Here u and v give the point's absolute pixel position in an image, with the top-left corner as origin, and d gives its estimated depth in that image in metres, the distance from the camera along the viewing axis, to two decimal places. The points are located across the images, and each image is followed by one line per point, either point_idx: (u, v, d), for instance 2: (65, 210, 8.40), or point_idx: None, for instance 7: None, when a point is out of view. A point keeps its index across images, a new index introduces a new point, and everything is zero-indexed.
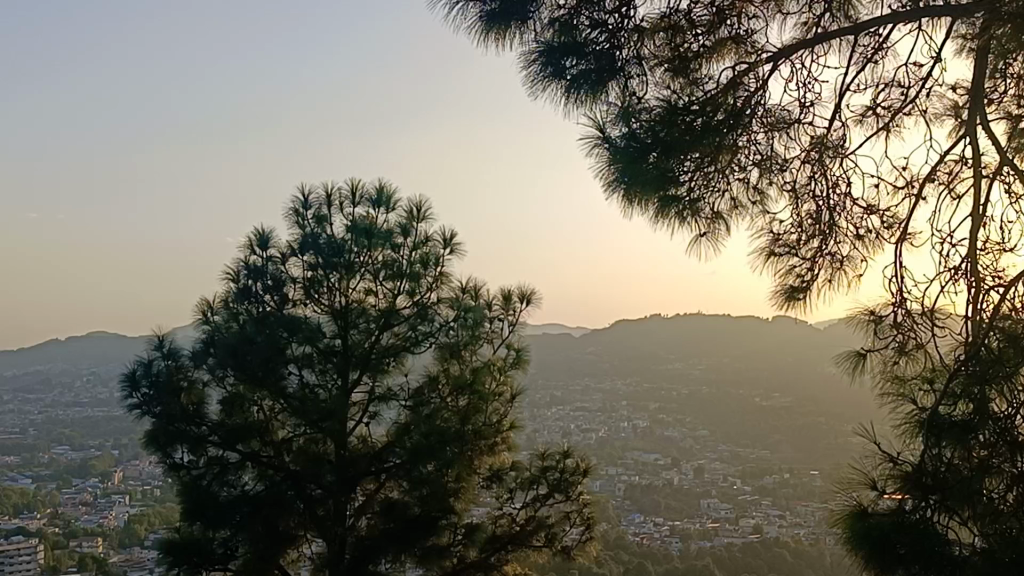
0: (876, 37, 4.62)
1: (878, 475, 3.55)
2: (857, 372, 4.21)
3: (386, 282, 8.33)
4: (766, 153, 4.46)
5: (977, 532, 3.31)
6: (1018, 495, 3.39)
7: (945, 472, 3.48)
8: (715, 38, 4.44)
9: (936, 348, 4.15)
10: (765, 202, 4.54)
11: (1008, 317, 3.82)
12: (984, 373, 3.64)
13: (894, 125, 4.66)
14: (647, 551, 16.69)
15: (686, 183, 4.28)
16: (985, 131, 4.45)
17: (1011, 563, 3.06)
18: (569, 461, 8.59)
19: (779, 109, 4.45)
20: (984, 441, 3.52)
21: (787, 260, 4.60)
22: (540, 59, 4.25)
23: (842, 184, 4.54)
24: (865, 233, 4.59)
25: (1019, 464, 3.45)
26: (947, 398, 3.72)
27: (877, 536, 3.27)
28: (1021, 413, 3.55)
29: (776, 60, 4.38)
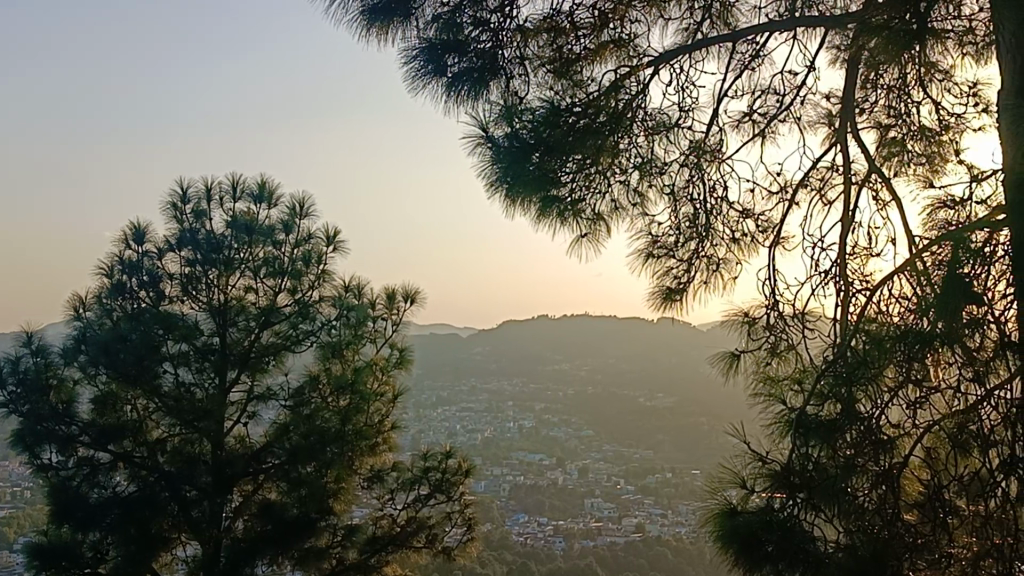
0: (753, 44, 4.72)
1: (748, 475, 3.70)
2: (731, 372, 4.25)
3: (267, 279, 8.20)
4: (647, 155, 4.47)
5: (841, 529, 3.45)
6: (881, 494, 3.45)
7: (812, 471, 3.59)
8: (597, 41, 4.48)
9: (806, 350, 4.27)
10: (646, 204, 4.60)
11: (874, 320, 3.91)
12: (851, 375, 3.76)
13: (770, 131, 4.77)
14: (531, 551, 16.74)
15: (568, 185, 4.31)
16: (855, 140, 4.59)
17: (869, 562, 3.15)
18: (451, 461, 8.66)
19: (658, 113, 4.53)
20: (848, 441, 3.62)
21: (664, 262, 4.67)
22: (420, 55, 4.15)
23: (719, 188, 4.63)
24: (741, 236, 4.68)
25: (881, 463, 3.52)
26: (816, 398, 3.85)
27: (743, 534, 3.38)
28: (885, 413, 3.60)
29: (657, 64, 4.44)
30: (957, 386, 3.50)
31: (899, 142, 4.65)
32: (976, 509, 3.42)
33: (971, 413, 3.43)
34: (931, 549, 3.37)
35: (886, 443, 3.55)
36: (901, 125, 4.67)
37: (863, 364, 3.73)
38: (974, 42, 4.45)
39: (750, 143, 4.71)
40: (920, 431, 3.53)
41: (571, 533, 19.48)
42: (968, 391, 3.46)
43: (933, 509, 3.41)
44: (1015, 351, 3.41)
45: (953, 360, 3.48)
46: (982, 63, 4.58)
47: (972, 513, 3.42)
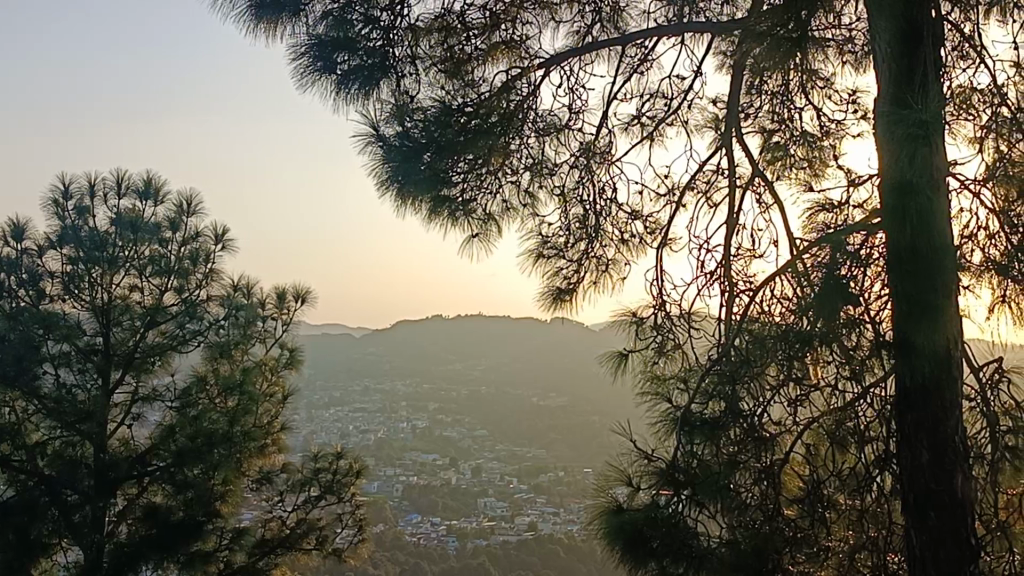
0: (642, 48, 4.79)
1: (634, 471, 3.66)
2: (619, 372, 4.34)
3: (153, 277, 8.02)
4: (537, 157, 4.57)
5: (724, 525, 3.53)
6: (763, 491, 3.60)
7: (696, 467, 3.65)
8: (489, 42, 4.49)
9: (693, 348, 4.34)
10: (536, 205, 4.65)
11: (756, 318, 4.02)
12: (734, 372, 3.86)
13: (657, 134, 4.86)
14: (423, 551, 16.69)
15: (459, 184, 4.31)
16: (740, 144, 4.67)
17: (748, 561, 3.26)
18: (342, 462, 8.77)
19: (549, 115, 4.60)
20: (731, 439, 3.71)
21: (554, 262, 4.70)
22: (310, 52, 4.07)
23: (608, 189, 4.69)
24: (629, 237, 4.75)
25: (763, 460, 3.65)
26: (701, 397, 3.91)
27: (631, 529, 3.36)
28: (767, 410, 3.75)
29: (548, 67, 4.48)
30: (835, 385, 3.73)
31: (782, 146, 4.77)
32: (851, 502, 3.73)
33: (847, 411, 3.66)
34: (808, 542, 3.53)
35: (768, 440, 3.69)
36: (784, 130, 4.78)
37: (746, 362, 3.86)
38: (853, 52, 4.68)
39: (639, 145, 4.80)
40: (800, 428, 3.70)
41: (463, 532, 19.49)
42: (845, 389, 3.71)
43: (812, 504, 3.62)
44: (886, 350, 3.57)
45: (832, 359, 3.71)
46: (860, 72, 4.80)
47: (849, 506, 3.74)
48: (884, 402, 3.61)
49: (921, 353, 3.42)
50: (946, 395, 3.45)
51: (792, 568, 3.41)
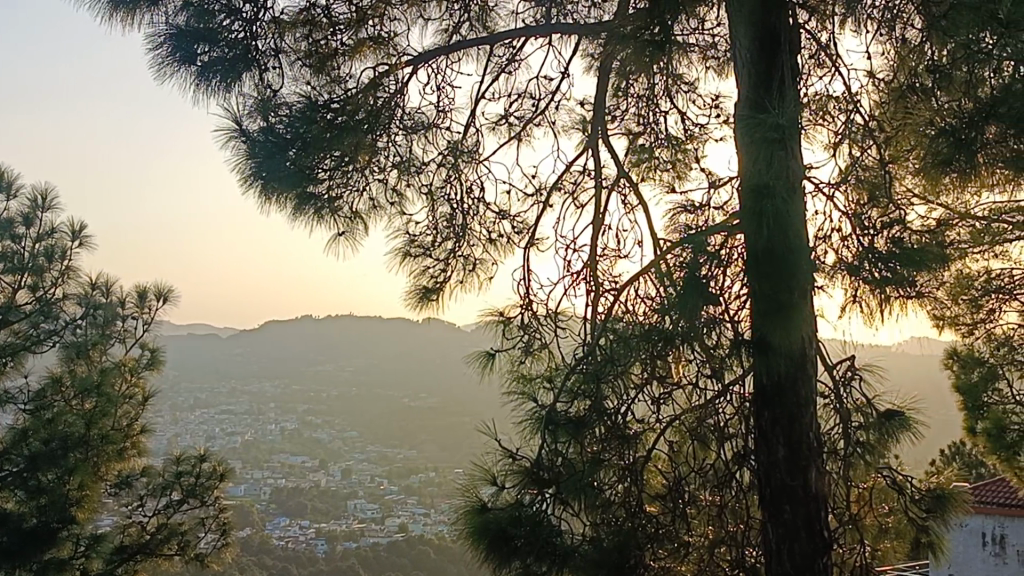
0: (510, 47, 4.81)
1: (498, 471, 3.65)
2: (486, 372, 4.24)
3: (6, 275, 7.62)
4: (405, 155, 4.54)
5: (587, 523, 3.54)
6: (626, 488, 3.67)
7: (560, 465, 3.66)
8: (356, 38, 4.43)
9: (559, 348, 4.34)
10: (403, 203, 4.60)
11: (621, 317, 4.07)
12: (598, 372, 3.90)
13: (525, 134, 4.88)
14: (292, 555, 16.41)
15: (325, 181, 4.24)
16: (605, 146, 4.75)
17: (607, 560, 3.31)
18: (205, 465, 8.56)
19: (417, 112, 4.57)
20: (595, 438, 3.76)
21: (421, 261, 4.65)
22: (168, 42, 3.99)
23: (475, 189, 4.70)
24: (497, 237, 4.76)
25: (626, 457, 3.76)
26: (565, 396, 3.93)
27: (495, 529, 3.36)
28: (630, 409, 3.83)
29: (416, 64, 4.45)
30: (696, 382, 3.80)
31: (647, 149, 4.86)
32: (712, 499, 3.79)
33: (708, 408, 3.77)
34: (670, 539, 3.62)
35: (631, 438, 3.80)
36: (650, 134, 4.86)
37: (610, 362, 3.89)
38: (717, 57, 4.80)
39: (507, 144, 4.80)
40: (664, 425, 3.82)
41: (333, 534, 19.27)
42: (706, 386, 3.78)
43: (673, 501, 3.71)
44: (745, 348, 3.66)
45: (693, 357, 3.75)
46: (722, 77, 4.91)
47: (708, 502, 3.79)
48: (743, 400, 3.75)
49: (778, 351, 3.55)
50: (801, 392, 3.63)
51: (654, 563, 3.53)
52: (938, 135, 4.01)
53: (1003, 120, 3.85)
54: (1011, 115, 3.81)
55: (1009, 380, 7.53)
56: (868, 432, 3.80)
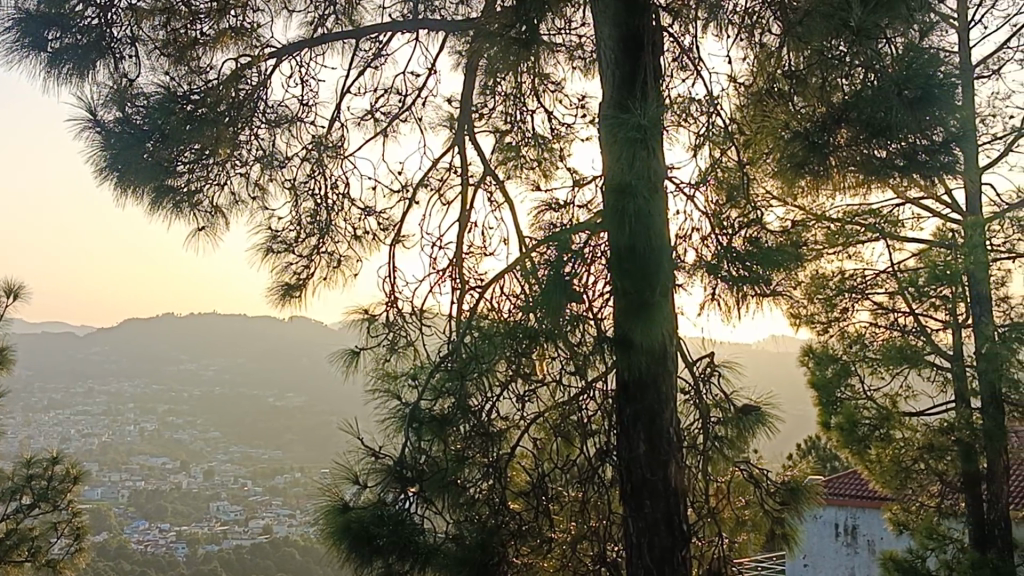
0: (376, 42, 4.76)
1: (360, 470, 3.58)
2: (349, 371, 4.18)
3: None
4: (268, 150, 4.43)
5: (451, 520, 3.56)
6: (490, 486, 3.69)
7: (423, 464, 3.64)
8: (217, 28, 4.31)
9: (424, 345, 4.31)
10: (266, 198, 4.50)
11: (484, 316, 4.03)
12: (462, 369, 3.80)
13: (391, 130, 4.84)
14: (150, 559, 15.99)
15: (184, 176, 4.15)
16: (472, 143, 4.77)
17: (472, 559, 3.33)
18: (57, 469, 8.27)
19: (280, 106, 4.47)
20: (459, 435, 3.75)
21: (284, 257, 4.56)
22: (15, 28, 3.78)
23: (340, 184, 4.64)
24: (363, 233, 4.72)
25: (490, 455, 3.75)
26: (428, 393, 3.84)
27: (356, 527, 3.32)
28: (493, 406, 3.80)
29: (279, 56, 4.37)
30: (559, 379, 3.82)
31: (514, 147, 4.83)
32: (576, 495, 3.86)
33: (573, 405, 3.83)
34: (534, 535, 3.67)
35: (494, 435, 3.79)
36: (517, 131, 4.88)
37: (473, 360, 3.79)
38: (584, 57, 4.81)
39: (372, 140, 4.77)
40: (528, 422, 3.88)
41: (195, 537, 18.84)
42: (570, 383, 3.82)
43: (537, 497, 3.74)
44: (608, 346, 3.73)
45: (558, 355, 3.75)
46: (590, 78, 4.95)
47: (572, 498, 3.85)
48: (605, 396, 3.85)
49: (639, 348, 3.66)
50: (661, 388, 3.79)
51: (516, 559, 3.59)
52: (792, 138, 4.14)
53: (854, 124, 3.97)
54: (860, 120, 3.91)
55: (862, 376, 8.01)
56: (726, 427, 3.92)
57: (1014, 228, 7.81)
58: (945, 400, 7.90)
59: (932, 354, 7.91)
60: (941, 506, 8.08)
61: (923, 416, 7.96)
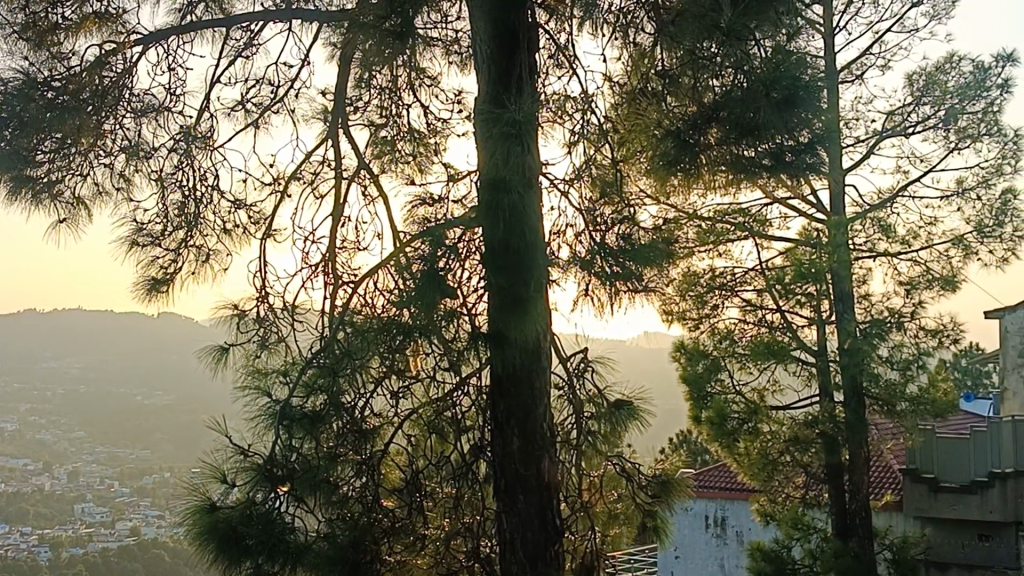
0: (247, 31, 4.67)
1: (228, 468, 3.51)
2: (218, 368, 4.08)
3: None
4: (134, 140, 4.26)
5: (322, 519, 3.57)
6: (363, 483, 3.70)
7: (294, 463, 3.55)
8: (79, 13, 4.15)
9: (295, 342, 4.20)
10: (131, 189, 4.35)
11: (358, 312, 3.92)
12: (334, 366, 3.72)
13: (262, 122, 4.75)
14: (9, 564, 15.39)
15: (44, 166, 4.00)
16: (345, 136, 4.70)
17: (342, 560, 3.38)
18: None
19: (145, 94, 4.31)
20: (331, 433, 3.67)
21: (151, 251, 4.44)
22: None
23: (209, 176, 4.51)
24: (233, 227, 4.61)
25: (363, 452, 3.72)
26: (300, 390, 3.72)
27: (223, 528, 3.27)
28: (366, 403, 3.73)
29: (146, 44, 4.24)
30: (434, 375, 3.78)
31: (389, 141, 4.81)
32: (449, 491, 3.91)
33: (446, 402, 3.82)
34: (407, 532, 3.73)
35: (368, 432, 3.75)
36: (392, 126, 4.84)
37: (347, 356, 3.73)
38: (459, 52, 4.83)
39: (243, 132, 4.68)
40: (401, 419, 3.83)
41: (58, 540, 18.22)
42: (444, 378, 3.78)
43: (411, 494, 3.78)
44: (484, 343, 3.73)
45: (431, 351, 3.72)
46: (465, 74, 4.90)
47: (445, 494, 3.91)
48: (479, 392, 3.86)
49: (513, 344, 3.71)
50: (534, 384, 3.91)
51: (389, 557, 3.67)
52: (665, 136, 4.20)
53: (723, 124, 4.03)
54: (729, 119, 3.98)
55: (731, 371, 8.30)
56: (599, 423, 3.98)
57: (875, 228, 8.10)
58: (809, 395, 8.14)
59: (797, 350, 8.10)
60: (805, 496, 8.34)
61: (789, 410, 8.22)
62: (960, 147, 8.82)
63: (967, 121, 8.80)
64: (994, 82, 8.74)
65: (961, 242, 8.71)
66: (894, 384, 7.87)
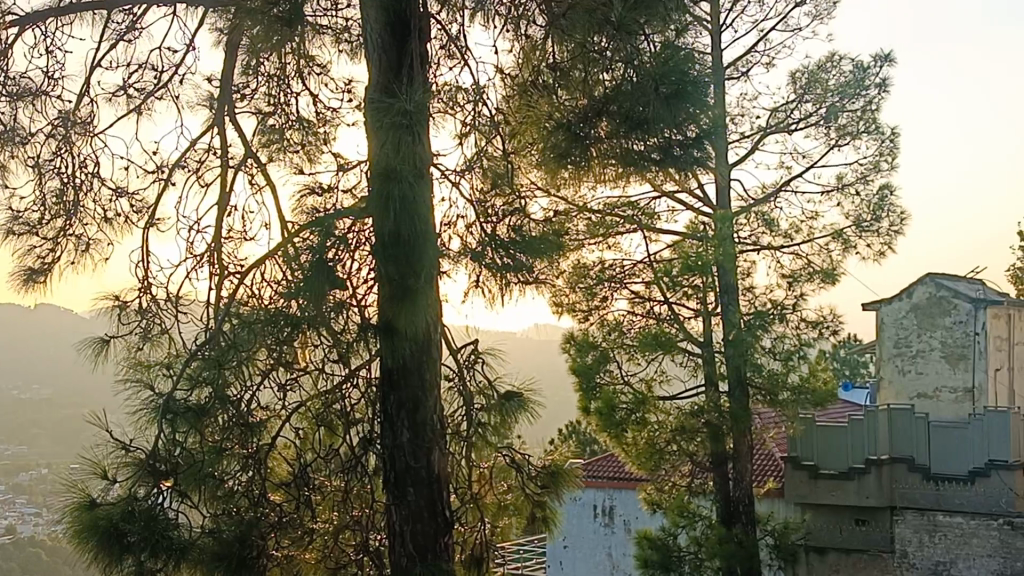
0: (130, 15, 4.55)
1: (109, 464, 3.47)
2: (99, 361, 3.88)
3: None
4: (8, 125, 4.14)
5: (207, 514, 3.56)
6: (249, 477, 3.67)
7: (178, 457, 3.54)
8: None
9: (180, 335, 4.05)
10: (6, 176, 4.20)
11: (245, 302, 3.84)
12: (219, 357, 3.66)
13: (146, 108, 4.66)
14: None
15: None
16: (232, 123, 4.61)
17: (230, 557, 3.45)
18: None
19: (22, 77, 4.16)
20: (216, 426, 3.63)
21: (28, 240, 4.30)
22: None
23: (89, 163, 4.40)
24: (113, 216, 4.48)
25: (249, 446, 3.69)
26: (183, 382, 3.66)
27: (106, 527, 3.25)
28: (251, 395, 3.68)
29: (23, 26, 4.09)
30: (322, 367, 3.75)
31: (277, 130, 4.73)
32: (338, 484, 3.85)
33: (335, 394, 3.76)
34: (294, 527, 3.69)
35: (254, 425, 3.71)
36: (280, 114, 4.75)
37: (233, 348, 3.67)
38: (349, 41, 4.79)
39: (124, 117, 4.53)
40: (288, 412, 3.76)
41: None
42: (333, 370, 3.75)
43: (298, 488, 3.74)
44: (372, 333, 3.72)
45: (320, 343, 3.70)
46: (355, 63, 4.84)
47: (333, 487, 3.85)
48: (368, 384, 3.83)
49: (404, 335, 3.66)
50: (424, 375, 3.89)
51: (275, 553, 3.62)
52: (557, 127, 4.28)
53: (613, 117, 4.14)
54: (620, 112, 4.10)
55: (619, 362, 8.39)
56: (490, 415, 3.97)
57: (759, 222, 8.28)
58: (695, 386, 8.28)
59: (683, 342, 8.26)
60: (691, 485, 8.51)
61: (676, 400, 8.35)
62: (841, 144, 9.06)
63: (847, 119, 9.03)
64: (872, 82, 9.04)
65: (840, 236, 8.96)
66: (777, 374, 8.03)
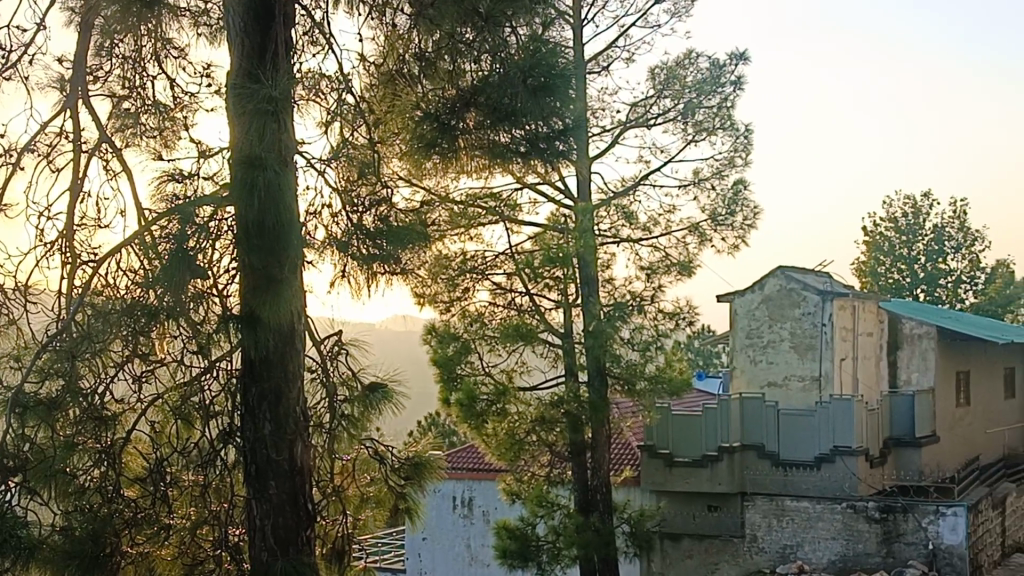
0: None
1: None
2: None
3: None
4: None
5: (58, 511, 3.49)
6: (102, 472, 3.58)
7: (28, 453, 3.45)
8: None
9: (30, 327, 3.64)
10: None
11: (99, 292, 3.62)
12: (71, 348, 3.54)
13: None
14: None
15: None
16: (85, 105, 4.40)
17: (83, 557, 3.43)
18: None
19: None
20: (68, 420, 3.53)
21: None
22: None
23: None
24: None
25: (103, 439, 3.59)
26: (32, 376, 3.53)
27: None
28: (106, 388, 3.58)
29: None
30: (181, 359, 3.62)
31: (132, 114, 4.57)
32: (196, 479, 3.78)
33: (194, 386, 3.65)
34: (150, 523, 3.65)
35: (109, 419, 3.59)
36: (135, 98, 4.62)
37: (86, 339, 3.55)
38: (208, 24, 4.70)
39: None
40: (144, 406, 3.67)
41: None
42: (192, 362, 3.62)
43: (154, 484, 3.66)
44: (234, 324, 3.63)
45: (178, 334, 3.56)
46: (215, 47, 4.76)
47: (192, 482, 3.78)
48: (229, 377, 3.71)
49: (267, 326, 3.66)
50: (287, 367, 3.99)
51: (131, 549, 3.61)
52: (423, 118, 4.24)
53: (480, 108, 4.17)
54: (487, 104, 4.13)
55: (480, 354, 8.41)
56: (352, 406, 3.91)
57: (619, 215, 8.41)
58: (556, 374, 8.40)
59: (545, 333, 8.34)
60: (550, 475, 8.60)
61: (536, 390, 8.42)
62: (697, 140, 9.29)
63: (703, 115, 9.27)
64: (727, 80, 9.29)
65: (696, 229, 9.17)
66: (634, 364, 8.19)
